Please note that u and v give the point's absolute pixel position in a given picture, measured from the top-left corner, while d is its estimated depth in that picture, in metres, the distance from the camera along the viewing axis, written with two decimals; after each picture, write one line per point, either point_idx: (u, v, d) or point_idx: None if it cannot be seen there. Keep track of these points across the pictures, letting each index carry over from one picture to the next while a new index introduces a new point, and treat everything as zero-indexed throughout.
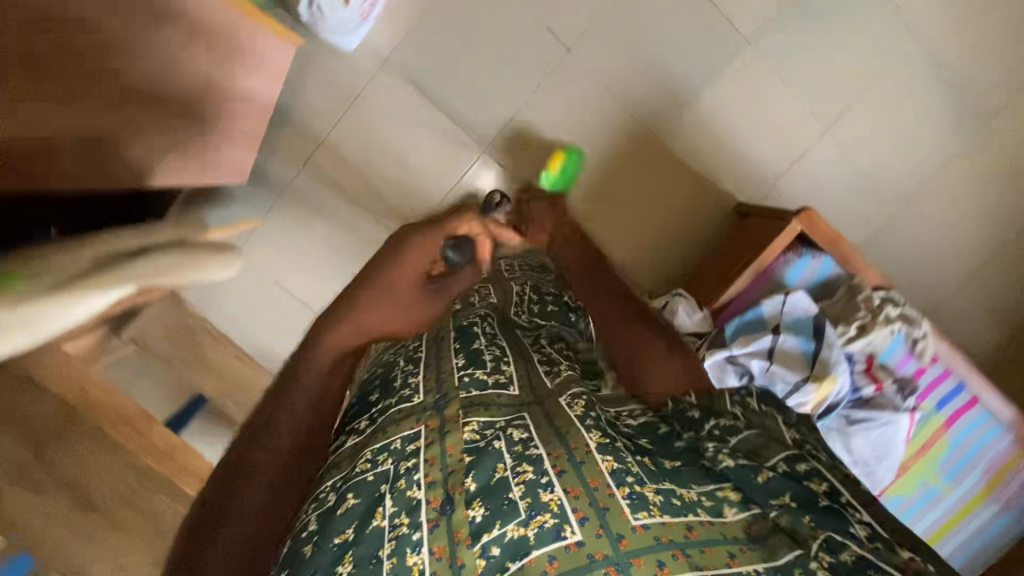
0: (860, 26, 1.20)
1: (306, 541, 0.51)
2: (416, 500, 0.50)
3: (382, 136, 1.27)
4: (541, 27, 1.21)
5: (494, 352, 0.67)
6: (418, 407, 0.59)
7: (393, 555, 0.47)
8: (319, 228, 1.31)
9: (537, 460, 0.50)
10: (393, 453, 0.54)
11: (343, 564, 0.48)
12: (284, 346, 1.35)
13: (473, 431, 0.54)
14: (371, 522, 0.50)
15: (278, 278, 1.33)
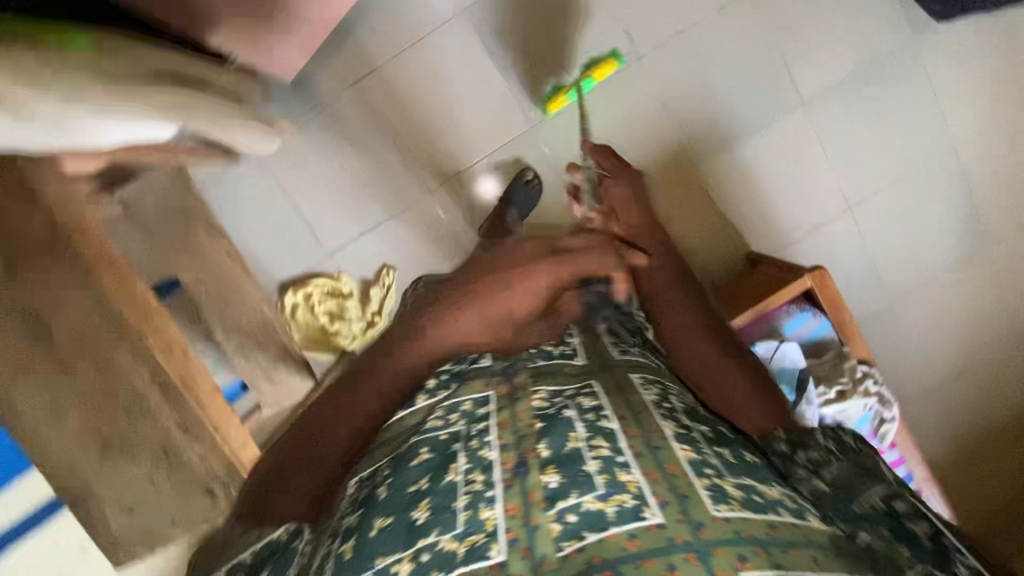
0: (903, 124, 1.29)
1: (381, 484, 0.54)
2: (489, 459, 0.52)
3: (439, 82, 1.26)
4: (620, 29, 1.24)
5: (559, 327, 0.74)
6: (485, 371, 0.65)
7: (469, 508, 0.48)
8: (346, 152, 1.28)
9: (609, 436, 0.52)
10: (462, 413, 0.59)
11: (420, 508, 0.49)
12: (273, 260, 1.30)
13: (542, 399, 0.58)
14: (445, 476, 0.51)
15: (288, 188, 1.28)
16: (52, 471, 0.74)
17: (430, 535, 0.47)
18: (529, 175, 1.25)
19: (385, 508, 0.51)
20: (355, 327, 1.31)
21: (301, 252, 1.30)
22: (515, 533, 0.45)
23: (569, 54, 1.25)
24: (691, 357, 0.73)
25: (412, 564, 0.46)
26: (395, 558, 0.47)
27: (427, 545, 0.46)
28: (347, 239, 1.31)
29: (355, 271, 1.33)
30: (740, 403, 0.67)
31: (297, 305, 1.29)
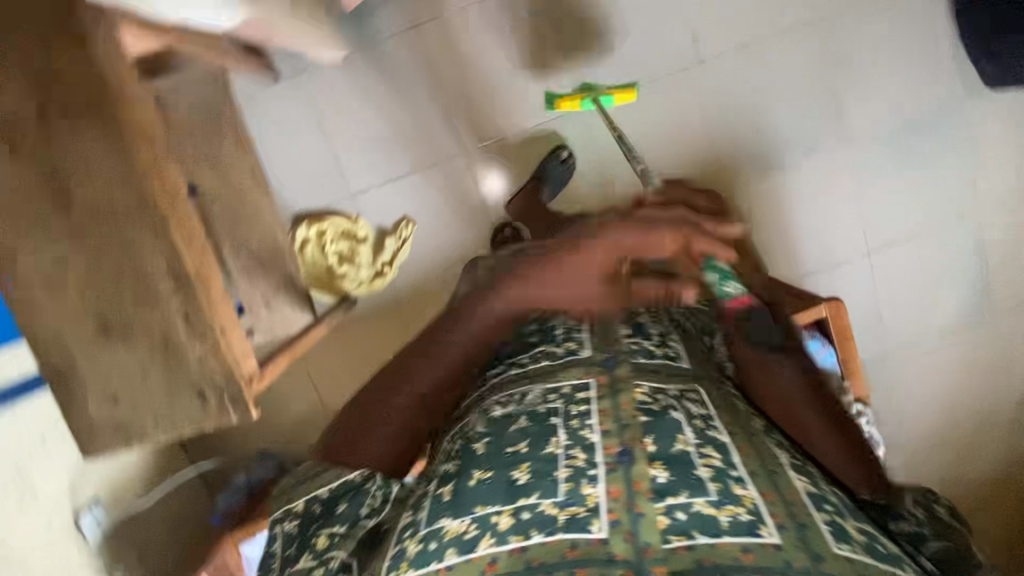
0: (938, 182, 1.31)
1: (480, 445, 0.70)
2: (590, 441, 0.65)
3: (497, 45, 1.24)
4: (689, 28, 1.23)
5: (658, 333, 0.84)
6: (588, 360, 0.77)
7: (569, 480, 0.61)
8: (391, 95, 1.26)
9: (723, 449, 0.64)
10: (566, 398, 0.73)
11: (518, 470, 0.64)
12: (293, 190, 1.27)
13: (644, 396, 0.70)
14: (547, 448, 0.66)
15: (325, 119, 1.25)
16: (47, 340, 0.71)
17: (530, 497, 0.60)
18: (563, 155, 1.25)
19: (488, 466, 0.66)
20: (363, 273, 1.29)
21: (323, 187, 1.28)
22: (618, 515, 0.56)
23: (631, 41, 1.24)
24: (775, 402, 0.73)
25: (512, 521, 0.59)
26: (496, 512, 0.60)
27: (529, 505, 0.59)
28: (371, 182, 1.29)
29: (373, 217, 1.30)
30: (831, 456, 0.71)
31: (308, 241, 1.25)
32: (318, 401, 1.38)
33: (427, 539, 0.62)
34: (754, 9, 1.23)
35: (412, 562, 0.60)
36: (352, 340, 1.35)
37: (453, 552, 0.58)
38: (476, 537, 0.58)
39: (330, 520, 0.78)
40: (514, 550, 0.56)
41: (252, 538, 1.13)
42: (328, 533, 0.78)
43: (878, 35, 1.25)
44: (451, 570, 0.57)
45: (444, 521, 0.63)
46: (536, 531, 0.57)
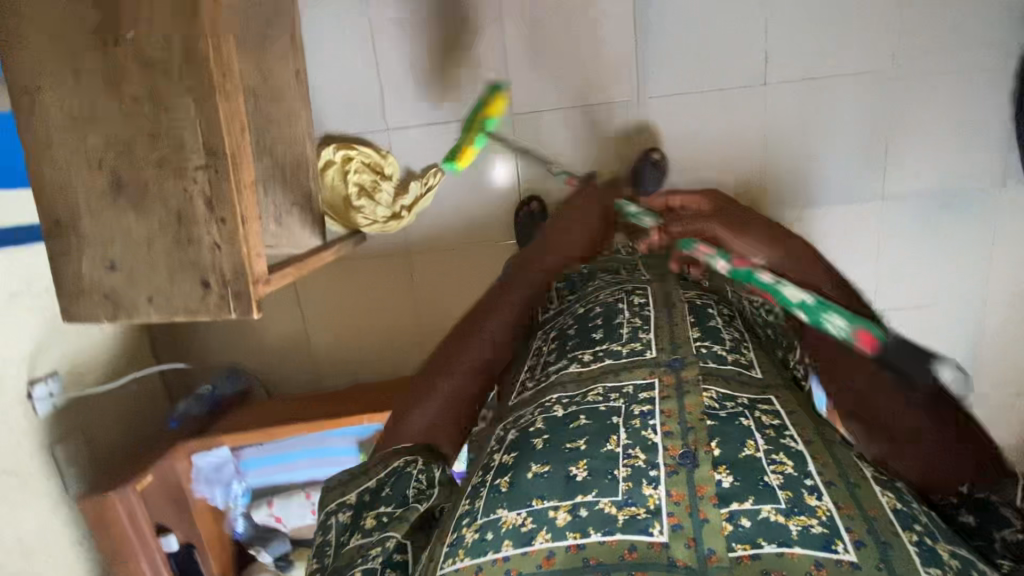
0: (957, 261, 1.33)
1: (537, 436, 0.67)
2: (652, 441, 0.62)
3: (575, 12, 1.18)
4: (764, 47, 1.20)
5: (733, 337, 0.82)
6: (651, 360, 0.75)
7: (630, 480, 0.58)
8: (452, 37, 1.19)
9: (797, 459, 0.60)
10: (627, 394, 0.70)
11: (579, 465, 0.61)
12: (330, 109, 1.22)
13: (711, 399, 0.67)
14: (607, 445, 0.63)
15: (379, 45, 1.19)
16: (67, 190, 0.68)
17: (590, 493, 0.58)
18: (655, 157, 1.22)
19: (541, 459, 0.63)
20: (380, 212, 1.22)
21: (361, 113, 1.23)
22: (678, 519, 0.54)
23: (709, 45, 1.20)
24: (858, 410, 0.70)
25: (569, 517, 0.56)
26: (552, 505, 0.58)
27: (587, 503, 0.57)
28: (410, 122, 1.24)
29: (403, 157, 1.26)
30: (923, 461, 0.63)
31: (332, 163, 1.21)
32: (301, 328, 1.34)
33: (483, 531, 0.58)
34: (833, 44, 1.20)
35: (465, 555, 0.57)
36: (350, 277, 1.31)
37: (508, 545, 0.56)
38: (533, 530, 0.56)
39: (377, 502, 0.65)
40: (571, 547, 0.53)
41: (209, 451, 1.13)
42: (378, 514, 0.64)
43: (942, 104, 1.24)
44: (508, 561, 0.54)
45: (499, 513, 0.59)
46: (593, 530, 0.54)
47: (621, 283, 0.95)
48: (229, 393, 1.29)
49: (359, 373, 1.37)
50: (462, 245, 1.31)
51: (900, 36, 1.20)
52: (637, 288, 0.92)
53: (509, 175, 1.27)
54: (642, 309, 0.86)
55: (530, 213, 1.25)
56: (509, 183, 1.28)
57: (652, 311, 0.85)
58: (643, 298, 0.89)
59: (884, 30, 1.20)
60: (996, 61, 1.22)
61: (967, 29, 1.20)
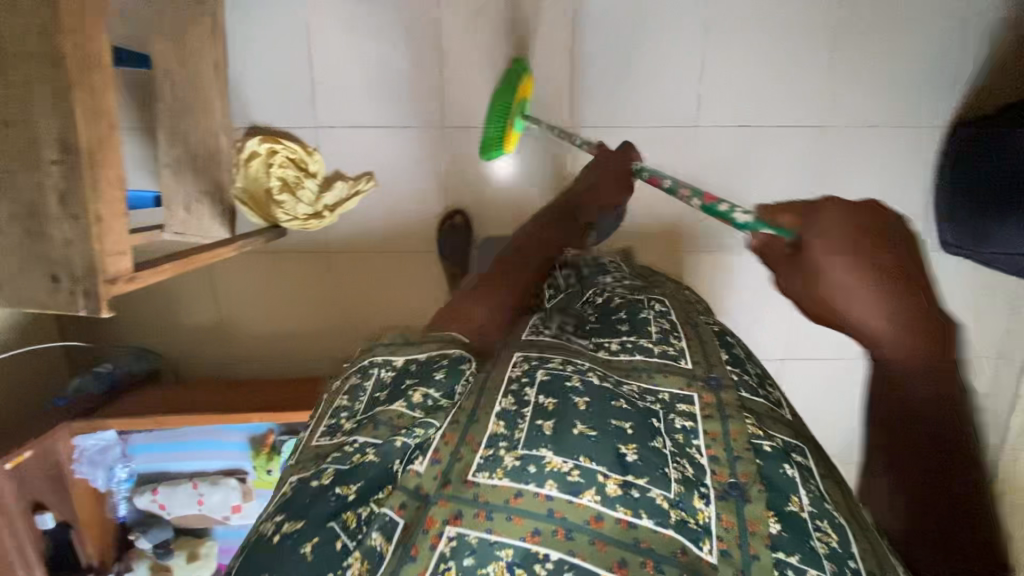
0: None
1: (576, 394, 0.58)
2: (700, 461, 0.57)
3: (514, 31, 1.18)
4: (697, 91, 1.21)
5: (757, 371, 0.76)
6: (685, 371, 0.68)
7: (681, 485, 0.53)
8: (387, 44, 1.18)
9: (842, 533, 0.53)
10: (662, 401, 0.63)
11: (625, 446, 0.54)
12: (258, 99, 1.20)
13: (756, 430, 0.61)
14: (653, 441, 0.56)
15: (312, 43, 1.17)
16: None
17: (642, 480, 0.52)
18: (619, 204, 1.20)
19: (588, 419, 0.55)
20: (300, 209, 1.20)
21: (289, 107, 1.21)
22: (727, 544, 0.51)
23: (641, 84, 1.21)
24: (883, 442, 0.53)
25: (620, 490, 0.51)
26: (602, 471, 0.52)
27: (640, 487, 0.52)
28: (338, 122, 1.22)
29: (331, 158, 1.24)
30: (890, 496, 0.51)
31: (256, 155, 1.18)
32: (214, 317, 1.33)
33: (524, 460, 0.52)
34: (764, 96, 1.22)
35: (503, 475, 0.52)
36: (268, 269, 1.30)
37: (553, 485, 0.51)
38: (580, 484, 0.51)
39: (427, 382, 0.64)
40: (621, 521, 0.50)
41: (92, 433, 1.12)
42: (423, 394, 0.62)
43: (865, 168, 1.27)
44: (550, 501, 0.50)
45: (541, 451, 0.53)
46: (647, 515, 0.50)
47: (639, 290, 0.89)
48: (136, 371, 1.28)
49: (271, 368, 1.36)
50: (386, 250, 1.30)
51: (831, 94, 1.23)
52: (655, 297, 0.86)
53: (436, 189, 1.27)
54: (664, 315, 0.80)
55: (453, 227, 1.26)
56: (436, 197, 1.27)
57: (676, 319, 0.80)
58: (664, 306, 0.83)
59: (816, 87, 1.22)
60: (919, 129, 1.25)
61: (896, 98, 1.24)
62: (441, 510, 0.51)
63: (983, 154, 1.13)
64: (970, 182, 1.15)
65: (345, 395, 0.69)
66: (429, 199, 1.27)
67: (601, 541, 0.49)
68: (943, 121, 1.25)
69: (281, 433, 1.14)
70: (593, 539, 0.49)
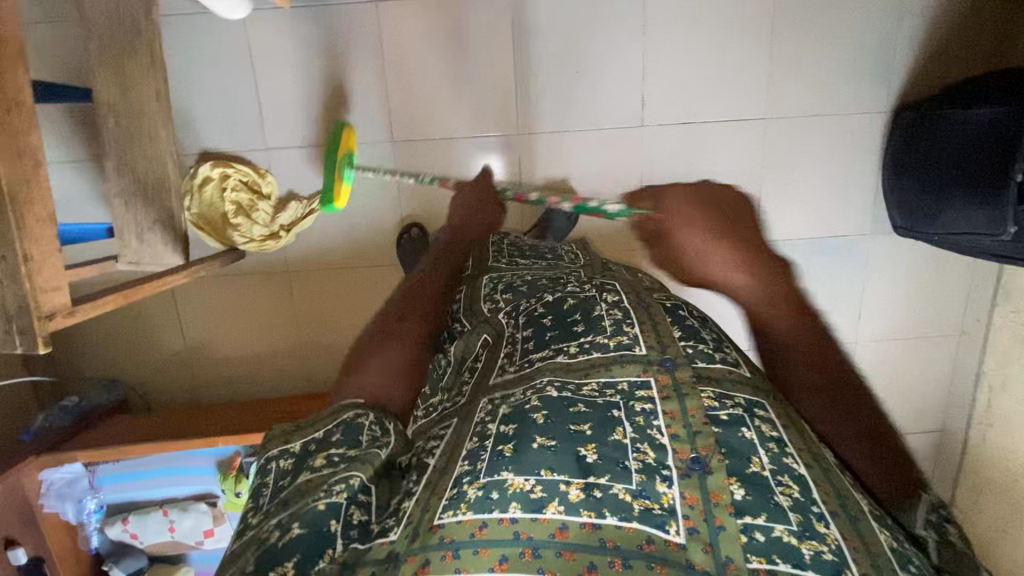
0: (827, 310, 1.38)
1: (534, 410, 0.57)
2: (661, 442, 0.54)
3: (455, 43, 1.20)
4: (641, 91, 1.23)
5: (711, 335, 0.71)
6: (641, 357, 0.64)
7: (643, 472, 0.51)
8: (332, 64, 1.20)
9: (804, 483, 0.52)
10: (620, 390, 0.60)
11: (585, 449, 0.52)
12: (207, 125, 1.21)
13: (710, 398, 0.58)
14: (612, 434, 0.54)
15: (256, 66, 1.19)
16: None
17: (603, 477, 0.50)
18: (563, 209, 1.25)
19: (545, 432, 0.54)
20: (256, 231, 1.22)
21: (239, 131, 1.22)
22: (695, 523, 0.47)
23: (586, 87, 1.23)
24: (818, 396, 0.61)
25: (581, 494, 0.49)
26: (563, 479, 0.50)
27: (601, 486, 0.49)
28: (289, 143, 1.23)
29: (284, 178, 1.25)
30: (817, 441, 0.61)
31: (209, 180, 1.20)
32: (181, 341, 1.33)
33: (486, 488, 0.50)
34: (707, 92, 1.24)
35: (467, 508, 0.49)
36: (230, 292, 1.31)
37: (516, 507, 0.48)
38: (543, 498, 0.48)
39: (330, 446, 0.55)
40: (585, 525, 0.47)
41: (58, 467, 1.13)
42: (327, 454, 0.54)
43: (814, 156, 1.29)
44: (516, 524, 0.47)
45: (502, 474, 0.51)
46: (609, 513, 0.47)
47: (586, 282, 0.84)
48: (100, 403, 1.28)
49: (242, 390, 1.36)
50: (348, 265, 1.31)
51: (773, 86, 1.25)
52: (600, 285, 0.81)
53: (392, 204, 1.28)
54: (618, 305, 0.74)
55: (411, 240, 1.26)
56: (394, 212, 1.28)
57: (628, 302, 0.75)
58: (615, 295, 0.77)
59: (758, 80, 1.24)
60: (864, 115, 1.27)
61: (839, 85, 1.25)
62: (411, 564, 0.46)
63: (921, 138, 1.17)
64: (916, 167, 1.18)
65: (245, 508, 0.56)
66: (386, 214, 1.28)
67: (569, 550, 0.46)
68: (886, 106, 1.27)
69: (247, 454, 1.15)
70: (560, 549, 0.46)
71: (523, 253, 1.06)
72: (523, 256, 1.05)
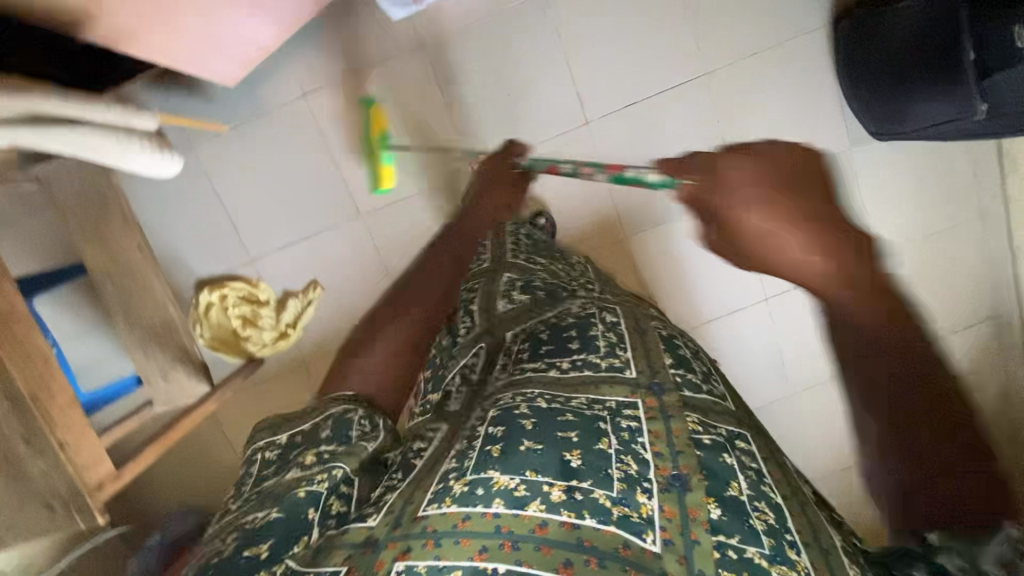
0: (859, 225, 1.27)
1: (524, 417, 0.57)
2: (644, 456, 0.54)
3: (388, 107, 1.24)
4: (573, 90, 1.25)
5: (702, 368, 0.73)
6: (629, 380, 0.65)
7: (623, 480, 0.51)
8: (283, 163, 1.25)
9: (778, 511, 0.52)
10: (608, 408, 0.60)
11: (571, 454, 0.52)
12: (193, 255, 1.29)
13: (694, 424, 0.58)
14: (597, 444, 0.54)
15: (218, 188, 1.26)
16: None
17: (584, 481, 0.50)
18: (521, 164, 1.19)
19: (533, 435, 0.54)
20: (266, 336, 1.28)
21: (221, 252, 1.29)
22: (671, 534, 0.48)
23: (521, 105, 1.25)
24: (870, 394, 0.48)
25: (564, 495, 0.49)
26: (546, 481, 0.50)
27: (582, 488, 0.49)
28: (269, 247, 1.30)
29: (276, 281, 1.31)
30: (857, 415, 0.50)
31: (211, 304, 1.26)
32: (232, 455, 1.41)
33: (471, 484, 0.50)
34: (637, 68, 1.24)
35: (452, 502, 0.49)
36: (259, 399, 1.37)
37: (500, 502, 0.48)
38: (526, 497, 0.49)
39: (315, 444, 0.65)
40: (565, 524, 0.47)
41: None
42: (315, 454, 0.62)
43: (767, 91, 1.26)
44: (498, 518, 0.47)
45: (488, 472, 0.51)
46: (590, 515, 0.48)
47: (591, 300, 0.85)
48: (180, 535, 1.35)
49: None
50: None
51: (701, 41, 1.24)
52: (599, 306, 0.83)
53: (378, 271, 1.32)
54: (615, 326, 0.76)
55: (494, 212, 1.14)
56: (382, 279, 1.33)
57: (625, 328, 0.76)
58: (614, 316, 0.79)
59: (686, 39, 1.24)
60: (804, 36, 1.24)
61: (767, 16, 1.23)
62: (391, 549, 0.47)
63: (860, 44, 1.15)
64: (869, 74, 1.14)
65: (233, 490, 0.67)
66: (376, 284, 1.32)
67: (547, 545, 0.45)
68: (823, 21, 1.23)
69: None
70: (539, 544, 0.45)
71: (538, 251, 1.04)
72: (539, 252, 1.03)
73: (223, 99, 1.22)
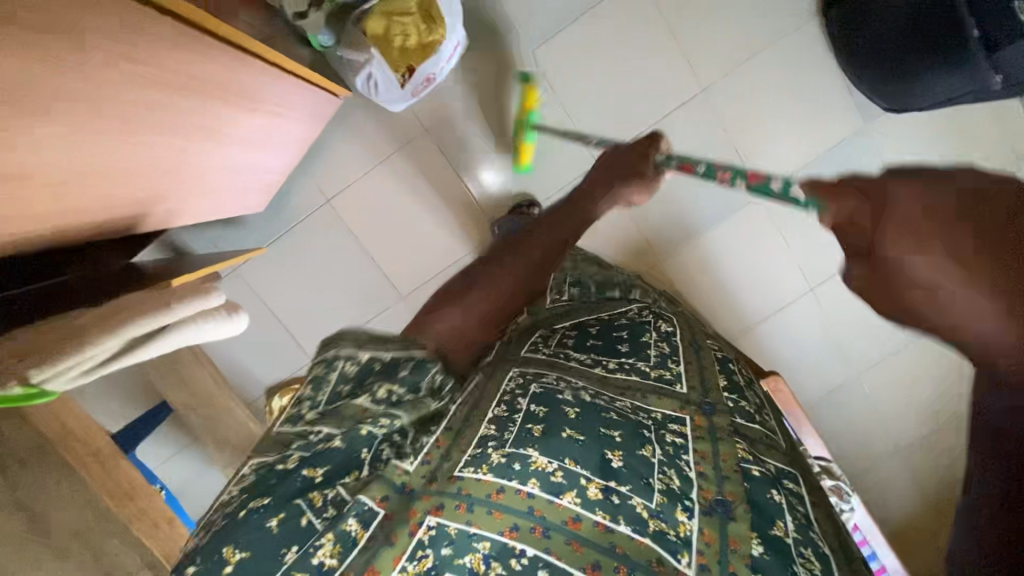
0: None
1: (567, 404, 0.59)
2: (689, 475, 0.56)
3: (406, 192, 1.30)
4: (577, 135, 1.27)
5: (757, 401, 0.73)
6: (680, 395, 0.66)
7: (664, 494, 0.53)
8: (320, 264, 1.32)
9: (824, 561, 0.54)
10: (655, 420, 0.61)
11: (612, 454, 0.54)
12: (258, 364, 1.37)
13: (746, 458, 0.60)
14: (642, 450, 0.55)
15: (267, 300, 1.33)
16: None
17: (622, 485, 0.52)
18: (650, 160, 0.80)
19: (576, 425, 0.56)
20: None
21: (282, 357, 1.37)
22: (706, 558, 0.50)
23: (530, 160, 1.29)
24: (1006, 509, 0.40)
25: (600, 493, 0.51)
26: (586, 473, 0.52)
27: (620, 492, 0.51)
28: None
29: None
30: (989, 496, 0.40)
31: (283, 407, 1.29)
32: None
33: (509, 457, 0.52)
34: (635, 101, 1.26)
35: (488, 469, 0.51)
36: None
37: (535, 483, 0.51)
38: (562, 485, 0.51)
39: (392, 378, 0.54)
40: (600, 524, 0.49)
41: None
42: (387, 389, 0.53)
43: (770, 92, 1.25)
44: (532, 497, 0.50)
45: (528, 449, 0.53)
46: (625, 521, 0.50)
47: (644, 307, 0.87)
48: None
49: None
50: None
51: (692, 61, 1.24)
52: (652, 312, 0.85)
53: None
54: (667, 337, 0.77)
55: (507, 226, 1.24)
56: None
57: (679, 342, 0.76)
58: (669, 326, 0.80)
59: (677, 63, 1.24)
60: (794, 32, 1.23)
61: (752, 24, 1.23)
62: (424, 501, 0.50)
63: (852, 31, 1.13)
64: (870, 58, 1.12)
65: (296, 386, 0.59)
66: None
67: (578, 541, 0.49)
68: (811, 14, 1.22)
69: None
70: (571, 538, 0.49)
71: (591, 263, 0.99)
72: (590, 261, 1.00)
73: (254, 220, 1.30)
